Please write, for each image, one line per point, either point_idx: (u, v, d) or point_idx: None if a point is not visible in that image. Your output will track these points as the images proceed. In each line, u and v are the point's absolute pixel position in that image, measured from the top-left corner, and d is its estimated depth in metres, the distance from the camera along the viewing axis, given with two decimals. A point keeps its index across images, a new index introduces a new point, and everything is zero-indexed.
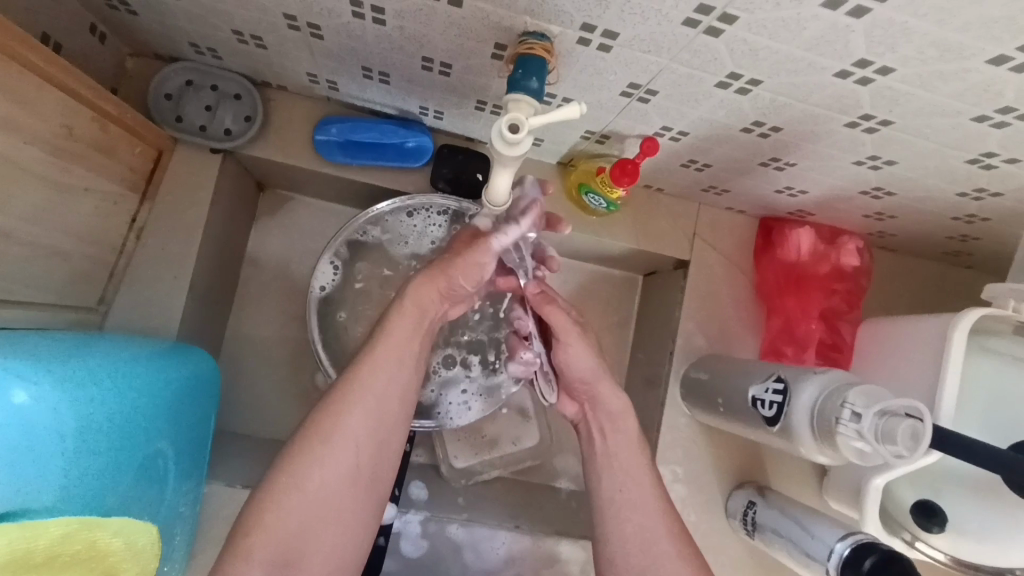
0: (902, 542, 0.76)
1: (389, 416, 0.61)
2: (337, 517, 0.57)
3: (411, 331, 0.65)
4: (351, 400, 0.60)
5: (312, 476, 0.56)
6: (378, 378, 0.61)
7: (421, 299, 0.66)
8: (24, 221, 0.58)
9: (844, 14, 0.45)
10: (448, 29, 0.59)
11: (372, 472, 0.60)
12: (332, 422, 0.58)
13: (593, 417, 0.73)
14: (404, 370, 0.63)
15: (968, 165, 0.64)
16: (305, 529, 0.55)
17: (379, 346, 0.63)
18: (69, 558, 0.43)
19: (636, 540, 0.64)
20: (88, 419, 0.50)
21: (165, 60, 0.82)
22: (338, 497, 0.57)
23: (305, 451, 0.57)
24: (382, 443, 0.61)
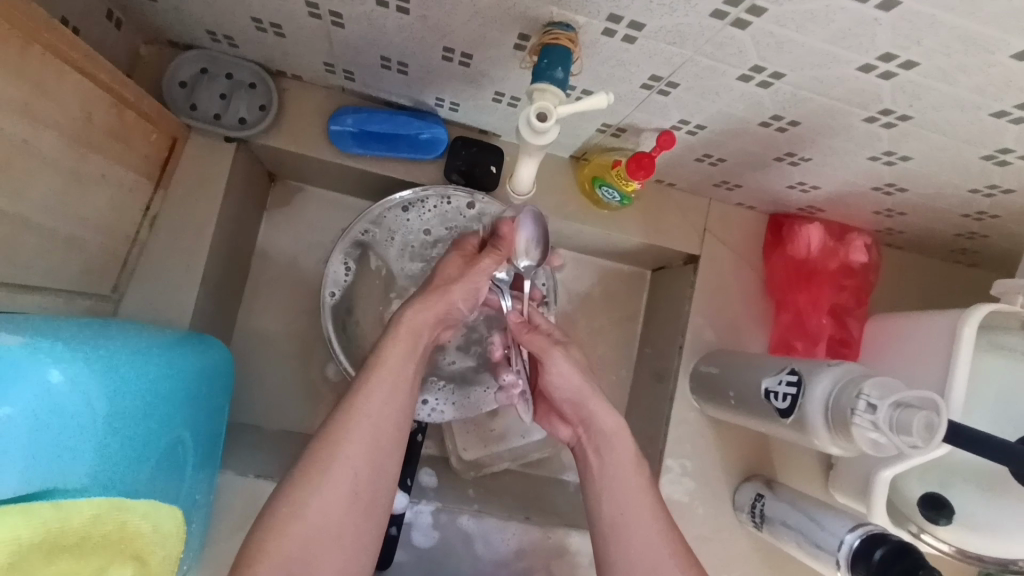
0: (908, 534, 0.77)
1: (389, 438, 0.62)
2: (340, 541, 0.57)
3: (407, 354, 0.66)
4: (348, 422, 0.60)
5: (313, 498, 0.56)
6: (376, 400, 0.62)
7: (413, 325, 0.68)
8: (43, 207, 0.58)
9: (873, 7, 0.46)
10: (471, 19, 0.59)
11: (374, 494, 0.60)
12: (330, 448, 0.59)
13: (586, 437, 0.71)
14: (402, 394, 0.64)
15: (982, 161, 0.65)
16: (308, 550, 0.55)
17: (375, 371, 0.64)
18: (99, 539, 0.43)
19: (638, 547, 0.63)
20: (114, 402, 0.50)
21: (180, 48, 0.81)
22: (339, 519, 0.57)
23: (307, 473, 0.57)
24: (383, 466, 0.61)
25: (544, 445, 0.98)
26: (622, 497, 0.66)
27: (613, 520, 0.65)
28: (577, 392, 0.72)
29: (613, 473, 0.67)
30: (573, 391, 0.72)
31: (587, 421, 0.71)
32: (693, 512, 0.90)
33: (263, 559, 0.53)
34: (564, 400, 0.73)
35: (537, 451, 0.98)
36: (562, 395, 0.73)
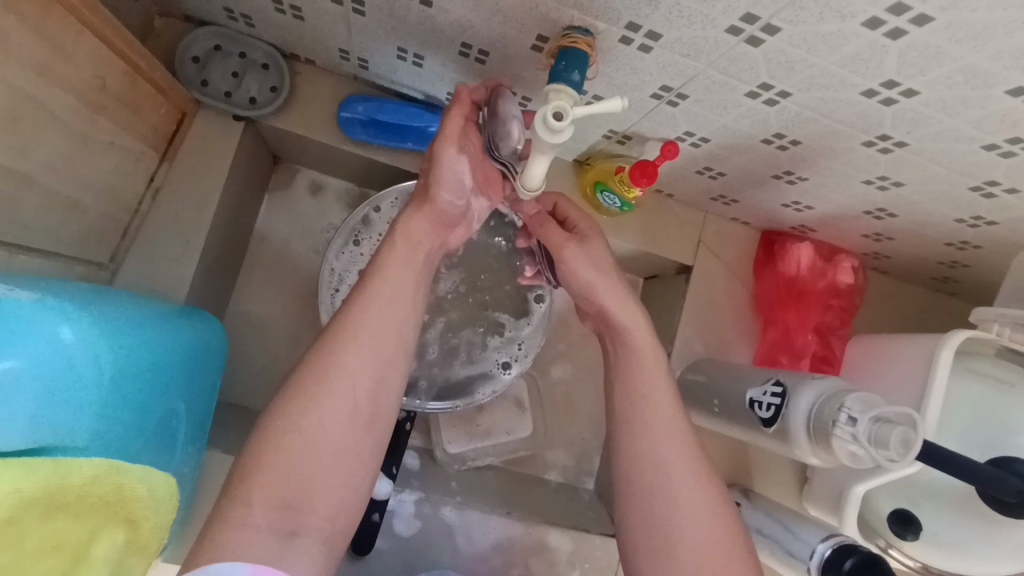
0: (877, 547, 0.80)
1: (389, 353, 0.60)
2: (342, 459, 0.55)
3: (408, 264, 0.63)
4: (362, 346, 0.58)
5: (309, 416, 0.55)
6: (377, 315, 0.60)
7: (414, 233, 0.64)
8: (48, 167, 0.58)
9: (882, 34, 0.48)
10: (493, 16, 0.61)
11: (380, 410, 0.59)
12: (329, 362, 0.57)
13: (605, 328, 0.71)
14: (406, 307, 0.62)
15: (971, 192, 0.68)
16: (308, 475, 0.54)
17: (378, 278, 0.61)
18: (96, 499, 0.44)
19: (649, 500, 0.62)
20: (117, 367, 0.50)
21: (195, 23, 0.81)
22: (340, 435, 0.56)
23: (303, 392, 0.56)
24: (387, 384, 0.59)
25: (529, 443, 0.99)
26: (658, 465, 0.62)
27: (624, 411, 0.65)
28: (586, 284, 0.70)
29: (622, 408, 0.66)
30: (586, 280, 0.70)
31: (602, 315, 0.70)
32: None
33: (256, 480, 0.52)
34: (578, 290, 0.71)
35: (521, 448, 0.98)
36: (575, 291, 0.72)
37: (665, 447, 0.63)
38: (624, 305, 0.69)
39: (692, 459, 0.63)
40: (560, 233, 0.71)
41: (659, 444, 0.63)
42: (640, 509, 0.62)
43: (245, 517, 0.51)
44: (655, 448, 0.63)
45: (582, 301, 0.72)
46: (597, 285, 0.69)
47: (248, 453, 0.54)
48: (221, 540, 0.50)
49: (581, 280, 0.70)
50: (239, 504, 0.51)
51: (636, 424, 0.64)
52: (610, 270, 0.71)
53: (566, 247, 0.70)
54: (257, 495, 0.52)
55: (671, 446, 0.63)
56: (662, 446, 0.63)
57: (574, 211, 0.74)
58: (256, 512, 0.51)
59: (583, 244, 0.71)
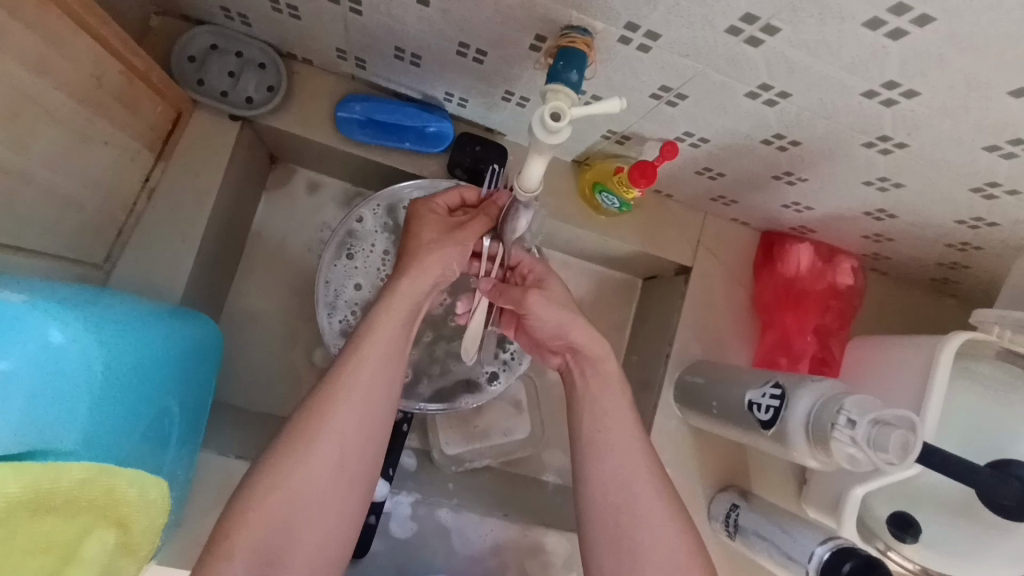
0: (875, 550, 0.80)
1: (374, 416, 0.61)
2: (327, 514, 0.57)
3: (399, 326, 0.63)
4: (350, 405, 0.59)
5: (295, 477, 0.56)
6: (364, 376, 0.60)
7: (407, 294, 0.64)
8: (43, 168, 0.57)
9: (883, 35, 0.48)
10: (491, 16, 0.60)
11: (365, 468, 0.60)
12: (318, 424, 0.58)
13: (574, 363, 0.71)
14: (391, 370, 0.62)
15: (971, 194, 0.67)
16: (293, 531, 0.56)
17: (367, 343, 0.62)
18: (86, 502, 0.43)
19: (611, 519, 0.63)
20: (109, 368, 0.50)
21: (192, 22, 0.81)
22: (325, 490, 0.57)
23: (291, 451, 0.57)
24: (373, 441, 0.61)
25: (527, 444, 0.98)
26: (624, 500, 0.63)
27: (591, 437, 0.66)
28: (554, 324, 0.70)
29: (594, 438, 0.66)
30: (554, 322, 0.69)
31: (572, 349, 0.70)
32: None
33: (239, 535, 0.54)
34: (544, 331, 0.71)
35: (519, 450, 0.98)
36: (544, 333, 0.71)
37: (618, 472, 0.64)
38: (591, 339, 0.69)
39: (651, 479, 0.64)
40: (519, 289, 0.70)
41: (619, 467, 0.64)
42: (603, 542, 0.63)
43: (226, 571, 0.52)
44: (622, 469, 0.64)
45: (551, 341, 0.72)
46: (566, 324, 0.69)
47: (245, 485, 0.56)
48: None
49: (548, 324, 0.70)
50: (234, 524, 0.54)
51: (596, 454, 0.65)
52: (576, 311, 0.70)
53: (527, 296, 0.69)
54: (239, 547, 0.53)
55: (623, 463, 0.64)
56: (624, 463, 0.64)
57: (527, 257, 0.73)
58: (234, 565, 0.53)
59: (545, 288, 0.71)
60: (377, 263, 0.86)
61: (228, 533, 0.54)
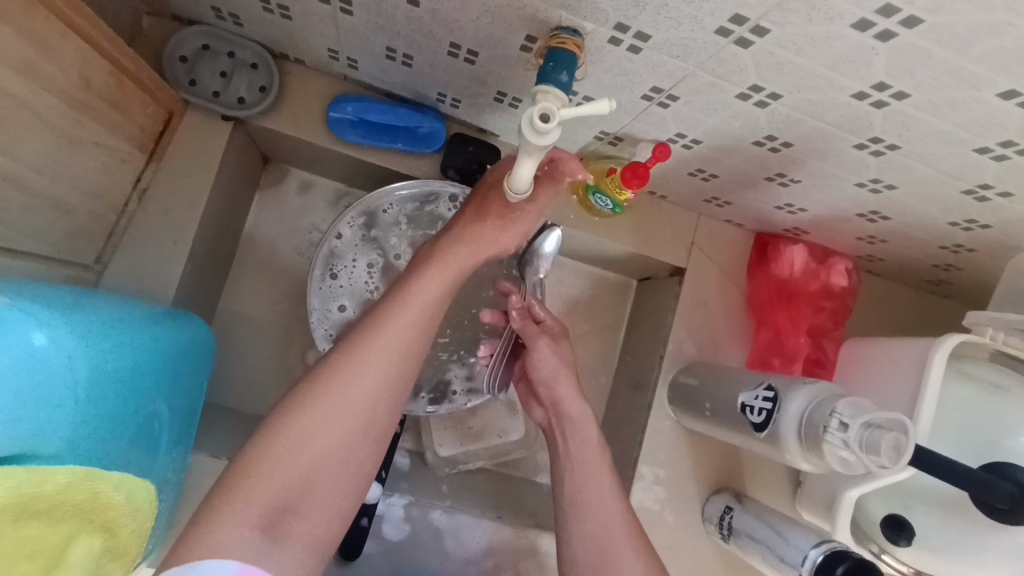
0: (870, 554, 0.79)
1: (399, 375, 0.61)
2: (343, 466, 0.58)
3: (443, 283, 0.65)
4: (380, 364, 0.60)
5: (320, 430, 0.57)
6: (398, 334, 0.61)
7: (459, 254, 0.67)
8: (33, 169, 0.57)
9: (871, 35, 0.48)
10: (482, 17, 0.60)
11: (381, 431, 0.61)
12: (348, 370, 0.59)
13: (556, 421, 0.77)
14: (426, 325, 0.63)
15: (963, 195, 0.67)
16: (310, 479, 0.56)
17: (406, 295, 0.63)
18: (71, 507, 0.43)
19: (592, 551, 0.66)
20: (94, 372, 0.49)
21: (184, 22, 0.80)
22: (344, 448, 0.58)
23: (320, 395, 0.57)
24: (394, 400, 0.61)
25: (521, 446, 0.98)
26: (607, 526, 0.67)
27: (574, 496, 0.70)
28: (549, 373, 0.77)
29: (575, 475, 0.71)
30: (549, 370, 0.78)
31: (557, 406, 0.77)
32: (662, 520, 0.91)
33: (256, 480, 0.53)
34: (538, 378, 0.78)
35: (513, 451, 0.97)
36: (535, 377, 0.79)
37: (595, 514, 0.68)
38: (576, 400, 0.76)
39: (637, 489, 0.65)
40: (536, 329, 0.79)
41: (597, 508, 0.69)
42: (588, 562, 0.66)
43: (239, 517, 0.51)
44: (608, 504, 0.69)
45: (541, 389, 0.79)
46: (559, 377, 0.77)
47: (242, 456, 0.55)
48: (199, 545, 0.50)
49: (543, 369, 0.78)
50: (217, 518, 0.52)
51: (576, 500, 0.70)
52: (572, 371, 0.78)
53: (539, 340, 0.78)
54: (253, 494, 0.53)
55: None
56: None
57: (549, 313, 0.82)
58: (245, 514, 0.52)
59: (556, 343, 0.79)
60: (363, 277, 0.86)
61: (241, 481, 0.53)
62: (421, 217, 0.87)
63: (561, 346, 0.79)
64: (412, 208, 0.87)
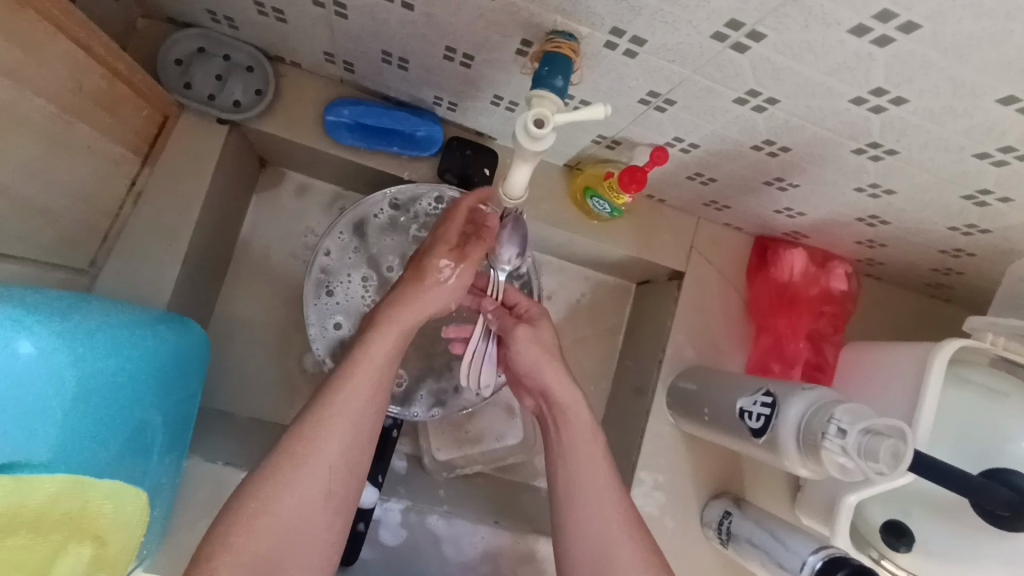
0: (870, 559, 0.77)
1: (362, 435, 0.63)
2: (316, 534, 0.59)
3: (392, 348, 0.66)
4: (340, 424, 0.61)
5: (284, 499, 0.58)
6: (355, 396, 0.63)
7: (406, 317, 0.67)
8: (22, 174, 0.57)
9: (868, 41, 0.47)
10: (476, 21, 0.59)
11: (349, 490, 0.62)
12: (302, 446, 0.60)
13: (548, 408, 0.72)
14: (381, 384, 0.65)
15: (963, 201, 0.67)
16: (278, 556, 0.57)
17: (357, 366, 0.64)
18: (58, 517, 0.43)
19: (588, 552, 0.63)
20: (84, 379, 0.49)
21: (179, 25, 0.80)
22: (313, 512, 0.59)
23: (273, 476, 0.58)
24: (356, 464, 0.62)
25: (519, 451, 0.97)
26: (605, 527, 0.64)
27: (577, 486, 0.66)
28: (531, 364, 0.72)
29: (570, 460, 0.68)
30: (532, 360, 0.72)
31: (546, 395, 0.72)
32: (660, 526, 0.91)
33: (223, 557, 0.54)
34: (523, 370, 0.73)
35: (511, 456, 0.97)
36: (522, 370, 0.74)
37: (592, 499, 0.65)
38: (565, 385, 0.71)
39: None
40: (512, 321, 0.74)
41: (591, 498, 0.65)
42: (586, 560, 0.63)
43: None
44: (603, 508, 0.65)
45: (528, 380, 0.74)
46: (543, 367, 0.72)
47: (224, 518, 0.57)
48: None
49: (526, 360, 0.72)
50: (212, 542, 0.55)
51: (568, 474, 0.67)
52: (558, 357, 0.73)
53: (516, 329, 0.73)
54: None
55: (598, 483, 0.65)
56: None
57: (523, 297, 0.77)
58: None
59: (534, 328, 0.73)
60: (359, 292, 0.85)
61: (213, 556, 0.54)
62: (397, 228, 0.86)
63: (539, 329, 0.73)
64: (386, 224, 0.86)
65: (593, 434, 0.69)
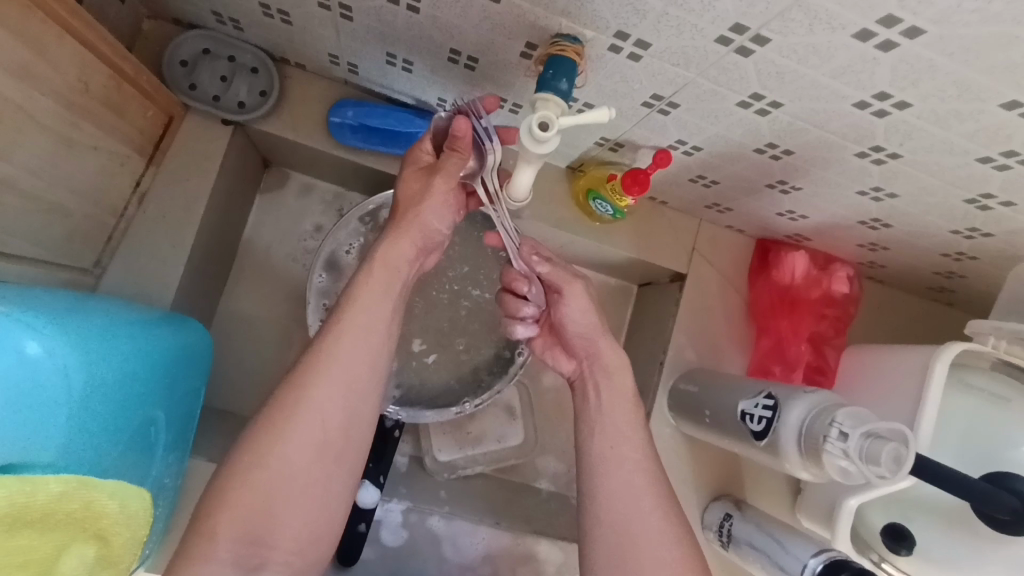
0: (870, 562, 0.78)
1: (356, 389, 0.61)
2: (309, 494, 0.59)
3: (387, 295, 0.64)
4: (329, 373, 0.60)
5: (276, 456, 0.57)
6: (347, 347, 0.61)
7: (389, 258, 0.65)
8: (29, 174, 0.57)
9: (873, 46, 0.47)
10: (481, 23, 0.60)
11: (344, 446, 0.61)
12: (299, 397, 0.59)
13: (589, 370, 0.74)
14: (372, 333, 0.63)
15: (966, 204, 0.67)
16: (275, 504, 0.57)
17: (349, 312, 0.62)
18: (63, 516, 0.43)
19: (592, 542, 0.63)
20: (90, 380, 0.50)
21: (184, 26, 0.80)
22: (310, 468, 0.59)
23: (271, 424, 0.58)
24: (356, 416, 0.61)
25: (520, 452, 0.97)
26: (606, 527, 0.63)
27: (602, 453, 0.67)
28: (584, 327, 0.73)
29: (603, 431, 0.68)
30: (585, 324, 0.73)
31: (594, 356, 0.73)
32: None
33: (221, 515, 0.55)
34: (575, 334, 0.74)
35: (511, 457, 0.97)
36: (573, 330, 0.74)
37: (602, 466, 0.66)
38: (614, 349, 0.72)
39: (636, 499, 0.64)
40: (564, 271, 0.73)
41: (598, 479, 0.65)
42: (590, 544, 0.63)
43: (209, 556, 0.53)
44: (601, 504, 0.64)
45: (575, 340, 0.75)
46: (591, 325, 0.73)
47: (220, 479, 0.57)
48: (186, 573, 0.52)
49: (577, 320, 0.73)
50: (204, 540, 0.54)
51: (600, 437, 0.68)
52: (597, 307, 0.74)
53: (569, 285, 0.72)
54: (222, 529, 0.55)
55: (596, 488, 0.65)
56: (608, 482, 0.65)
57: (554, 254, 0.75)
58: (221, 548, 0.54)
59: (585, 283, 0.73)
60: None
61: (211, 514, 0.55)
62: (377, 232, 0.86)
63: (587, 286, 0.73)
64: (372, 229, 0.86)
65: (632, 408, 0.69)
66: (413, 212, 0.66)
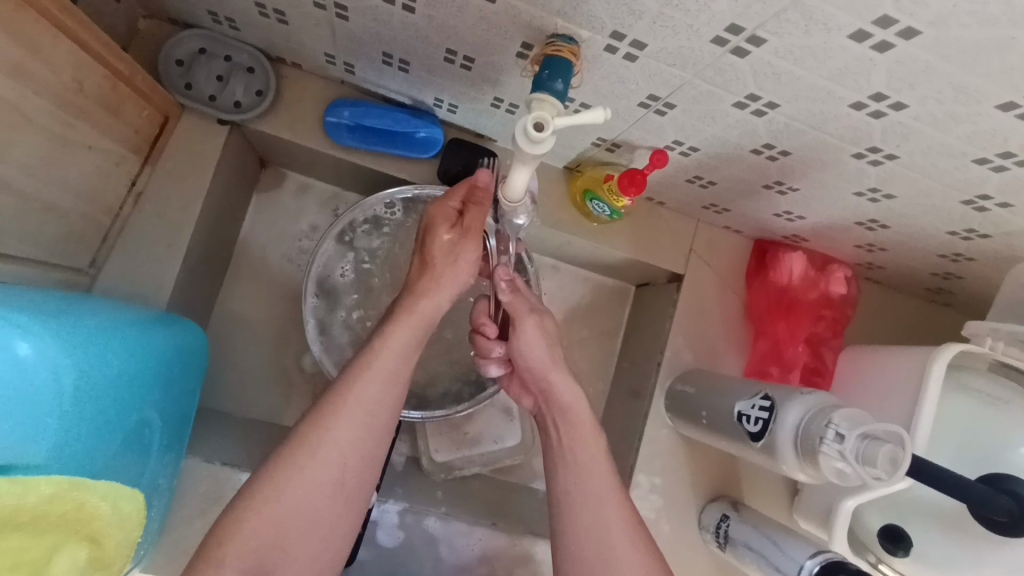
0: (866, 563, 0.77)
1: (374, 431, 0.62)
2: (318, 533, 0.59)
3: (412, 337, 0.66)
4: (348, 412, 0.61)
5: (291, 491, 0.57)
6: (370, 388, 0.62)
7: (424, 310, 0.67)
8: (23, 174, 0.57)
9: (869, 47, 0.47)
10: (477, 23, 0.59)
11: (357, 485, 0.61)
12: (318, 432, 0.60)
13: (547, 407, 0.72)
14: (395, 379, 0.64)
15: (963, 206, 0.67)
16: (284, 541, 0.57)
17: (375, 354, 0.63)
18: (57, 517, 0.43)
19: (589, 546, 0.63)
20: (83, 380, 0.49)
21: (181, 25, 0.80)
22: (321, 506, 0.59)
23: (289, 461, 0.58)
24: (371, 454, 0.62)
25: (517, 452, 0.97)
26: (602, 532, 0.64)
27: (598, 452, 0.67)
28: (532, 361, 0.72)
29: (574, 461, 0.67)
30: (538, 360, 0.71)
31: (547, 394, 0.71)
32: (658, 529, 0.90)
33: (228, 546, 0.54)
34: (527, 370, 0.73)
35: (508, 458, 0.96)
36: (524, 366, 0.72)
37: (588, 467, 0.67)
38: (568, 383, 0.71)
39: None
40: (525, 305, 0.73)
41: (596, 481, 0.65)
42: (587, 552, 0.63)
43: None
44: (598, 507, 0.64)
45: (529, 377, 0.73)
46: (541, 360, 0.71)
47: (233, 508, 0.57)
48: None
49: (531, 354, 0.71)
50: (209, 557, 0.53)
51: (577, 463, 0.67)
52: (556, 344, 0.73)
53: (526, 320, 0.72)
54: (229, 559, 0.54)
55: (590, 488, 0.66)
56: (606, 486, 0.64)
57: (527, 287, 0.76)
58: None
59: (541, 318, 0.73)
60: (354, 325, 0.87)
61: (221, 544, 0.54)
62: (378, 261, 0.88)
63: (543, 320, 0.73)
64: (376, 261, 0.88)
65: None
66: (448, 269, 0.69)
